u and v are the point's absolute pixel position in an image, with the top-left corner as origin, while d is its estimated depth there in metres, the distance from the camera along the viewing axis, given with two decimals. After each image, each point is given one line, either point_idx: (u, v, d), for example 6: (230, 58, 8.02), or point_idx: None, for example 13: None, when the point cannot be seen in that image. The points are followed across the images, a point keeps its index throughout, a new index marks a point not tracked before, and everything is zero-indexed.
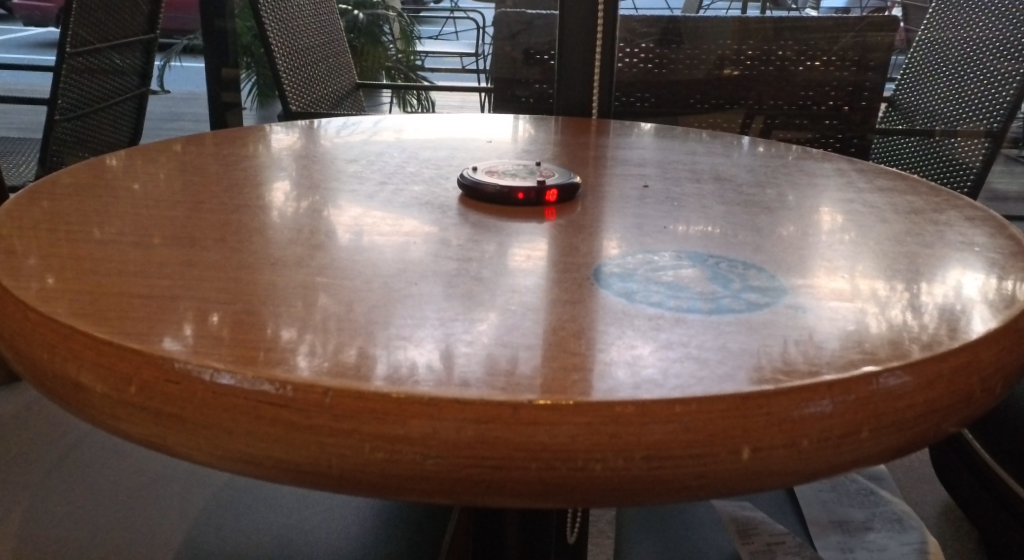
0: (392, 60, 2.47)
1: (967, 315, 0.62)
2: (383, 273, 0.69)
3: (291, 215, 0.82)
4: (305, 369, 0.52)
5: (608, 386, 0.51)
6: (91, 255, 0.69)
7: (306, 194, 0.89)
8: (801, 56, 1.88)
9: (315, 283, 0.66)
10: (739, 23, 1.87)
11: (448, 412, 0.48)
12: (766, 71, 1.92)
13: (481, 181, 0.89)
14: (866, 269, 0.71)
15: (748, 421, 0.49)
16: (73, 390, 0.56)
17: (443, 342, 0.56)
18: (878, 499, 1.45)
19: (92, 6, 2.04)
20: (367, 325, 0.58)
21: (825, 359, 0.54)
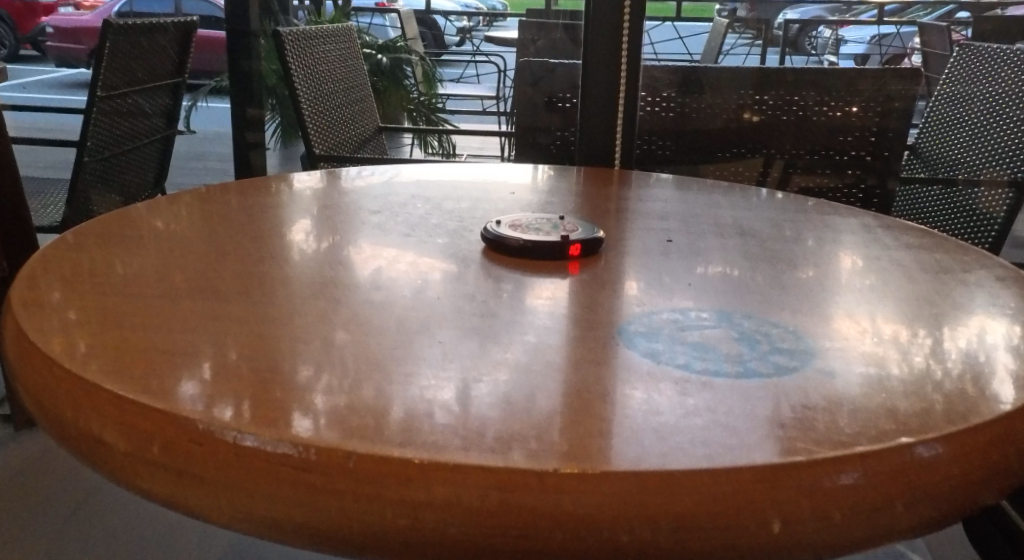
0: (414, 103, 2.58)
1: (986, 363, 0.64)
2: (405, 327, 0.69)
3: (312, 258, 0.84)
4: (322, 415, 0.53)
5: (635, 453, 0.50)
6: (116, 308, 0.69)
7: (326, 238, 0.92)
8: (822, 105, 1.86)
9: (337, 336, 0.66)
10: (760, 73, 1.87)
11: (472, 478, 0.48)
12: (787, 120, 1.89)
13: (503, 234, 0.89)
14: (889, 316, 0.73)
15: (779, 491, 0.48)
16: (94, 447, 0.56)
17: (467, 402, 0.55)
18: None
19: (124, 50, 2.08)
20: (390, 381, 0.58)
21: (857, 428, 0.53)
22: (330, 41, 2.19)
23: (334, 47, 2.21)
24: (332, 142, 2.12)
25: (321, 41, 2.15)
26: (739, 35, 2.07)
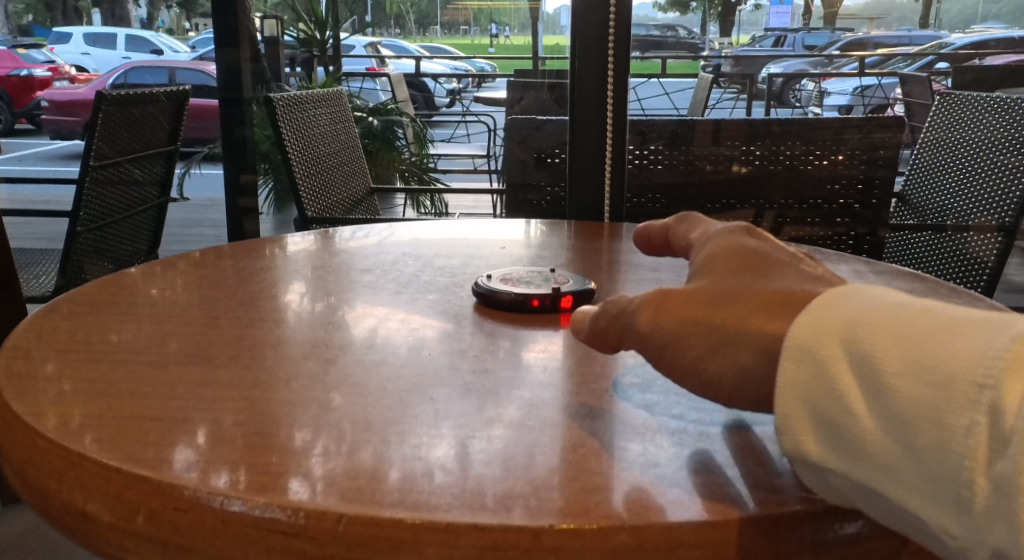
0: (406, 164, 2.65)
1: None
2: (396, 386, 0.67)
3: (305, 317, 0.84)
4: (319, 480, 0.51)
5: (633, 507, 0.49)
6: (108, 376, 0.68)
7: (320, 302, 0.89)
8: (808, 154, 1.88)
9: (330, 398, 0.65)
10: (746, 126, 1.90)
11: (466, 539, 0.47)
12: (774, 170, 1.90)
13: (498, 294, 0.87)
14: None
15: (780, 545, 0.48)
16: (79, 521, 0.54)
17: (464, 464, 0.54)
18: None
19: (117, 121, 2.10)
20: (383, 441, 0.57)
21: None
22: (320, 107, 2.21)
23: (324, 113, 2.23)
24: (324, 205, 2.12)
25: (312, 107, 2.17)
26: (725, 89, 2.10)
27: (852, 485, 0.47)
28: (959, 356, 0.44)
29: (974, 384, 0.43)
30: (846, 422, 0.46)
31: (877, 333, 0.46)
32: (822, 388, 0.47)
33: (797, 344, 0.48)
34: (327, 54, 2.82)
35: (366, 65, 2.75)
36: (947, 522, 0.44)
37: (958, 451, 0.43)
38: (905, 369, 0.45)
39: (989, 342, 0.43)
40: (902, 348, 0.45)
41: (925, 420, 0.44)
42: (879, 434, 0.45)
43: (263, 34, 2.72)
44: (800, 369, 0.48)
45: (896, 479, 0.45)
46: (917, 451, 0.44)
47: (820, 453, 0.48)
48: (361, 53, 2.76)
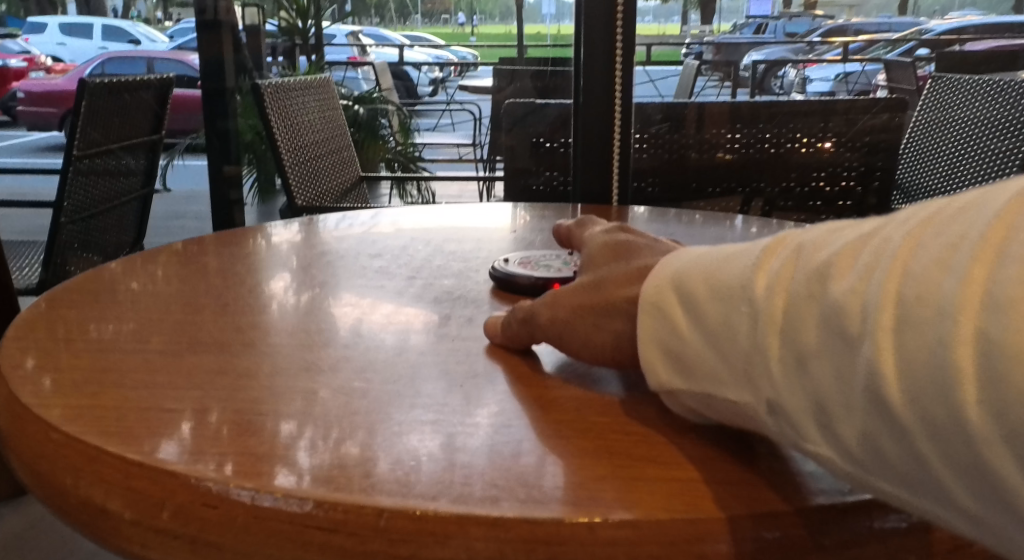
0: (390, 152, 2.68)
1: None
2: (390, 373, 0.65)
3: (290, 306, 0.81)
4: (306, 472, 0.49)
5: (686, 497, 0.46)
6: (101, 364, 0.65)
7: (306, 293, 0.86)
8: (789, 139, 1.94)
9: (317, 391, 0.61)
10: (728, 108, 1.95)
11: (514, 532, 0.44)
12: (755, 154, 1.96)
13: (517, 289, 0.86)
14: None
15: (844, 534, 0.46)
16: (98, 518, 0.51)
17: (452, 456, 0.51)
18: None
19: (101, 108, 2.06)
20: (373, 432, 0.54)
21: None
22: (307, 93, 2.17)
23: (312, 99, 2.19)
24: (314, 193, 2.07)
25: (299, 94, 2.12)
26: (708, 78, 2.00)
27: (698, 399, 0.50)
28: (737, 269, 0.48)
29: (740, 281, 0.47)
30: (679, 348, 0.51)
31: (693, 274, 0.51)
32: (663, 328, 0.52)
33: (643, 300, 0.53)
34: (309, 42, 2.77)
35: (348, 53, 2.74)
36: (746, 398, 0.46)
37: (736, 335, 0.46)
38: (705, 291, 0.49)
39: (753, 253, 0.48)
40: (704, 276, 0.50)
41: (721, 328, 0.47)
42: (699, 349, 0.49)
43: (244, 23, 2.58)
44: (650, 319, 0.53)
45: (715, 380, 0.48)
46: (719, 347, 0.48)
47: (678, 382, 0.52)
48: (343, 43, 2.71)
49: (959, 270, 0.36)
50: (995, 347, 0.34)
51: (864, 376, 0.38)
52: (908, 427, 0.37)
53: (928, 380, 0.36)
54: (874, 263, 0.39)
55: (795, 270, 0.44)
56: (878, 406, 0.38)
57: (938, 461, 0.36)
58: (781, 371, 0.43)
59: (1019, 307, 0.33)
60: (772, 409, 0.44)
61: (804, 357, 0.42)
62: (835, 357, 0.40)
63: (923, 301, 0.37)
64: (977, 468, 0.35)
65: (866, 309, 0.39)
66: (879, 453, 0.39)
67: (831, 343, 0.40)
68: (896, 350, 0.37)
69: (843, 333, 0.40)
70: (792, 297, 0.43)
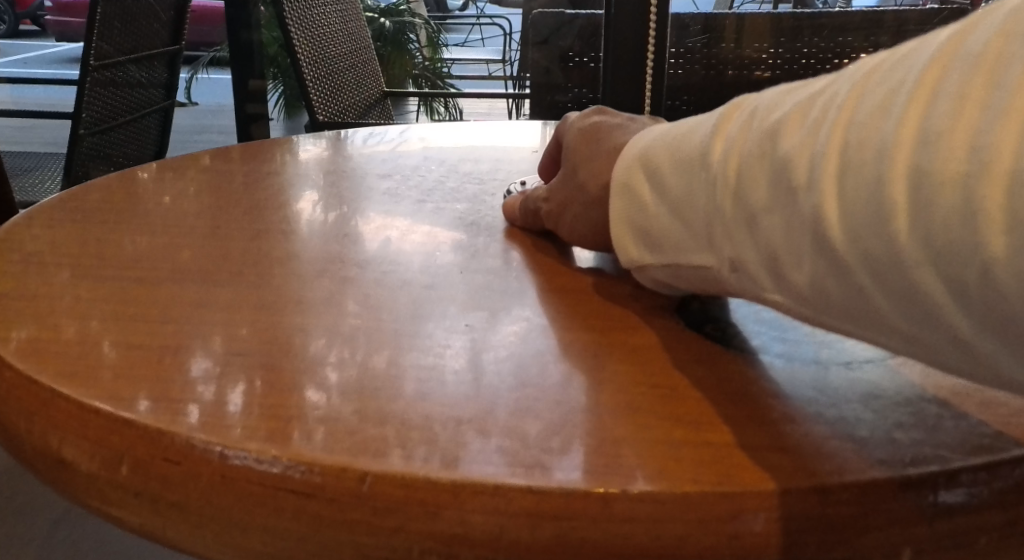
0: (418, 68, 2.62)
1: None
2: (414, 291, 0.60)
3: (320, 223, 0.75)
4: (334, 387, 0.46)
5: (721, 466, 0.39)
6: (125, 274, 0.61)
7: (335, 211, 0.79)
8: (830, 52, 1.80)
9: (345, 302, 0.57)
10: (768, 20, 1.79)
11: (517, 505, 0.38)
12: (791, 70, 1.84)
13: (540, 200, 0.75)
14: None
15: (910, 514, 0.38)
16: (56, 468, 0.45)
17: (481, 368, 0.48)
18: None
19: (117, 17, 1.98)
20: (400, 347, 0.51)
21: (951, 439, 0.41)
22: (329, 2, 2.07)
23: (334, 8, 2.09)
24: (337, 108, 1.99)
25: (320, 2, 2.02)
26: None
27: (671, 272, 0.52)
28: (696, 137, 0.48)
29: (697, 147, 0.47)
30: (648, 223, 0.52)
31: (657, 149, 0.51)
32: (634, 207, 0.53)
33: (614, 183, 0.54)
34: None
35: None
36: (711, 260, 0.47)
37: (695, 201, 0.47)
38: (669, 163, 0.49)
39: (709, 121, 0.47)
40: (668, 149, 0.50)
41: (684, 198, 0.48)
42: (667, 222, 0.50)
43: None
44: (622, 199, 0.54)
45: (682, 249, 0.49)
46: (683, 214, 0.48)
47: (651, 255, 0.53)
48: None
49: (896, 112, 0.35)
50: (928, 182, 0.33)
51: (808, 225, 0.38)
52: (851, 269, 0.37)
53: (866, 222, 0.35)
54: (819, 113, 0.39)
55: (743, 130, 0.43)
56: (823, 253, 0.38)
57: (882, 299, 0.36)
58: (733, 230, 0.43)
59: (950, 140, 0.33)
60: (734, 266, 0.45)
61: (754, 214, 0.42)
62: (780, 211, 0.40)
63: (863, 145, 0.36)
64: (921, 300, 0.35)
65: (810, 159, 0.38)
66: (828, 296, 0.39)
67: (777, 197, 0.40)
68: (834, 195, 0.37)
69: (787, 185, 0.39)
70: (739, 158, 0.42)
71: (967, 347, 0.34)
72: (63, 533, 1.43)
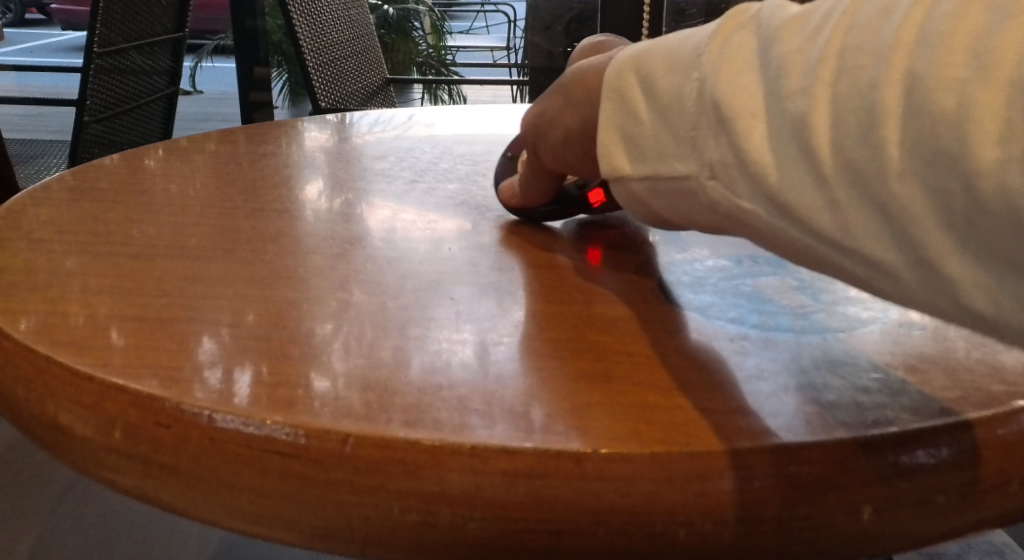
0: (422, 56, 2.63)
1: None
2: (421, 280, 0.59)
3: (324, 211, 0.74)
4: (341, 376, 0.46)
5: (690, 430, 0.41)
6: (122, 250, 0.63)
7: (339, 199, 0.78)
8: None
9: (350, 295, 0.56)
10: None
11: (493, 465, 0.39)
12: None
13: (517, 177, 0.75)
14: None
15: (872, 473, 0.39)
16: (53, 433, 0.47)
17: (489, 363, 0.47)
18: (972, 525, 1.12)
19: (121, 4, 1.99)
20: (406, 333, 0.51)
21: (916, 403, 0.42)
22: None
23: None
24: (340, 95, 2.00)
25: None
26: None
27: (644, 184, 0.50)
28: (690, 44, 0.48)
29: (691, 52, 0.48)
30: (635, 129, 0.50)
31: (650, 53, 0.51)
32: (621, 110, 0.52)
33: (607, 87, 0.53)
34: None
35: None
36: (688, 169, 0.46)
37: (682, 105, 0.47)
38: (662, 64, 0.49)
39: (705, 31, 0.48)
40: (662, 52, 0.50)
41: (672, 100, 0.48)
42: (652, 126, 0.49)
43: None
44: (609, 102, 0.52)
45: (658, 158, 0.49)
46: (665, 120, 0.48)
47: (626, 165, 0.51)
48: None
49: (898, 17, 0.38)
50: (924, 74, 0.36)
51: (795, 126, 0.40)
52: (830, 172, 0.38)
53: (859, 120, 0.37)
54: (821, 21, 0.41)
55: (743, 40, 0.45)
56: (804, 150, 0.39)
57: (853, 202, 0.38)
58: (713, 133, 0.44)
59: (950, 41, 0.35)
60: (713, 172, 0.45)
61: (742, 116, 0.42)
62: (770, 116, 0.41)
63: (862, 49, 0.38)
64: (889, 204, 0.37)
65: (806, 61, 0.40)
66: (800, 204, 0.40)
67: (771, 99, 0.42)
68: (828, 95, 0.39)
69: (779, 86, 0.41)
70: (733, 65, 0.44)
71: (931, 261, 0.36)
72: (71, 503, 1.45)
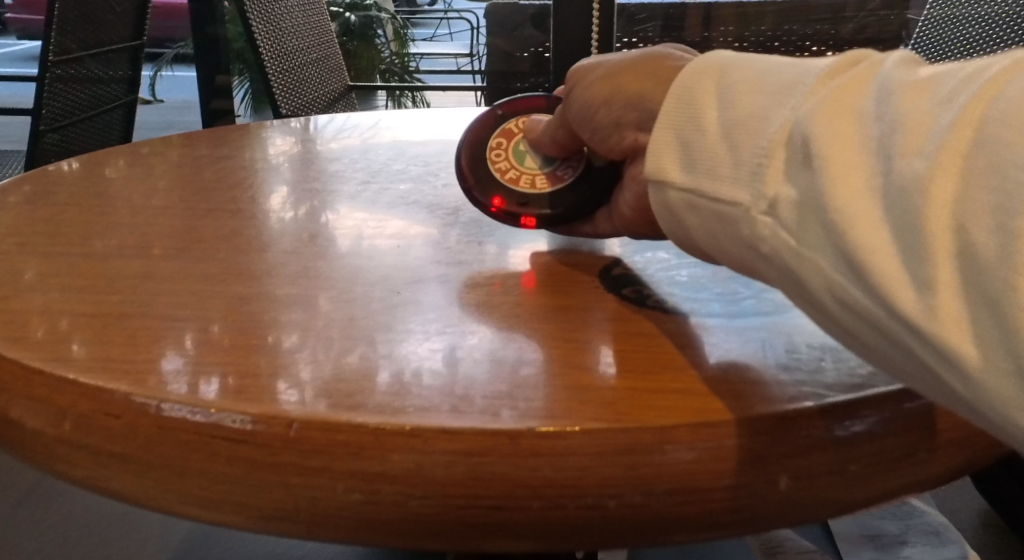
0: (385, 63, 2.63)
1: None
2: (389, 286, 0.59)
3: (290, 219, 0.73)
4: (294, 365, 0.47)
5: (622, 406, 0.43)
6: (79, 251, 0.64)
7: (303, 209, 0.77)
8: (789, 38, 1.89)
9: (311, 298, 0.56)
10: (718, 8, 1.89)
11: (435, 445, 0.41)
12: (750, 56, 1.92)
13: (493, 145, 0.68)
14: None
15: (790, 444, 0.42)
16: (4, 426, 0.48)
17: (458, 368, 0.47)
18: (912, 509, 1.14)
19: (76, 12, 1.98)
20: (374, 343, 0.50)
21: (833, 380, 0.45)
22: None
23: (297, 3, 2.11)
24: (301, 102, 2.01)
25: None
26: None
27: (686, 197, 0.49)
28: (793, 75, 0.46)
29: (790, 84, 0.46)
30: (693, 139, 0.49)
31: (739, 72, 0.49)
32: (685, 115, 0.50)
33: (675, 85, 0.52)
34: None
35: None
36: (739, 199, 0.45)
37: (760, 134, 0.45)
38: (751, 87, 0.48)
39: (813, 67, 0.46)
40: (755, 75, 0.48)
41: (751, 121, 0.46)
42: (715, 143, 0.48)
43: None
44: (676, 105, 0.51)
45: (713, 176, 0.47)
46: (735, 147, 0.46)
47: (673, 172, 0.50)
48: None
49: None
50: None
51: (903, 191, 0.38)
52: (931, 247, 0.36)
53: (987, 202, 0.35)
54: (958, 88, 0.39)
55: (856, 92, 0.43)
56: (907, 216, 0.37)
57: (951, 285, 0.36)
58: (794, 172, 0.43)
59: None
60: (774, 210, 0.44)
61: (838, 164, 0.41)
62: (875, 175, 0.39)
63: (1008, 125, 0.35)
64: (995, 301, 0.34)
65: (932, 125, 0.38)
66: (881, 269, 0.38)
67: (880, 156, 0.39)
68: (955, 166, 0.36)
69: (892, 141, 0.39)
70: (838, 112, 0.42)
71: None
72: (27, 507, 1.45)
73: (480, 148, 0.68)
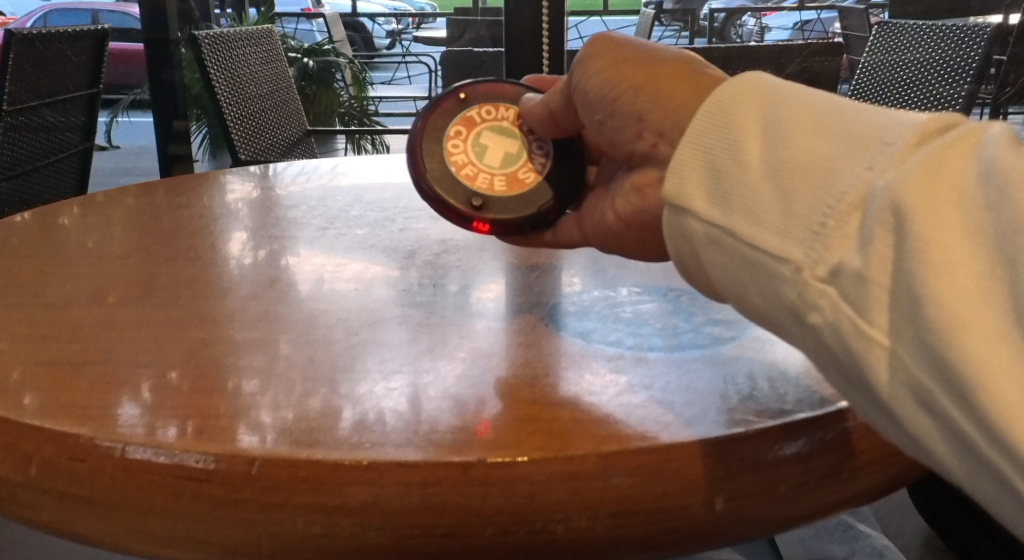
0: (344, 107, 2.67)
1: None
2: (348, 328, 0.61)
3: (250, 265, 0.75)
4: (259, 409, 0.49)
5: (565, 435, 0.46)
6: (39, 301, 0.65)
7: (264, 248, 0.81)
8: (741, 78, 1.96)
9: (273, 343, 0.59)
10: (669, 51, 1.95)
11: (389, 477, 0.44)
12: None
13: (451, 133, 0.64)
14: None
15: (724, 467, 0.45)
16: None
17: (418, 405, 0.50)
18: (858, 532, 1.16)
19: (30, 62, 1.99)
20: (336, 385, 0.52)
21: (760, 406, 0.49)
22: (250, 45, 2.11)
23: (255, 51, 2.14)
24: (259, 148, 2.03)
25: (242, 45, 2.06)
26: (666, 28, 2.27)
27: (708, 230, 0.46)
28: (871, 126, 0.43)
29: (870, 138, 0.42)
30: (731, 170, 0.46)
31: (796, 108, 0.46)
32: (724, 143, 0.47)
33: (710, 99, 0.49)
34: None
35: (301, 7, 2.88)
36: (787, 253, 0.42)
37: (829, 188, 0.42)
38: (811, 128, 0.44)
39: (897, 124, 0.43)
40: (819, 117, 0.45)
41: (812, 167, 0.43)
42: (758, 181, 0.45)
43: None
44: (713, 129, 0.48)
45: (751, 216, 0.44)
46: (786, 192, 0.43)
47: (698, 199, 0.47)
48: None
49: None
50: None
51: None
52: None
53: None
54: None
55: (958, 167, 0.40)
56: None
57: None
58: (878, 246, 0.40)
59: None
60: (839, 276, 0.40)
61: (943, 254, 0.38)
62: (997, 283, 0.37)
63: None
64: None
65: None
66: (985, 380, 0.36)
67: (999, 256, 0.37)
68: None
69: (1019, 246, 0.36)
70: (942, 193, 0.39)
71: None
72: None
73: (438, 134, 0.65)
